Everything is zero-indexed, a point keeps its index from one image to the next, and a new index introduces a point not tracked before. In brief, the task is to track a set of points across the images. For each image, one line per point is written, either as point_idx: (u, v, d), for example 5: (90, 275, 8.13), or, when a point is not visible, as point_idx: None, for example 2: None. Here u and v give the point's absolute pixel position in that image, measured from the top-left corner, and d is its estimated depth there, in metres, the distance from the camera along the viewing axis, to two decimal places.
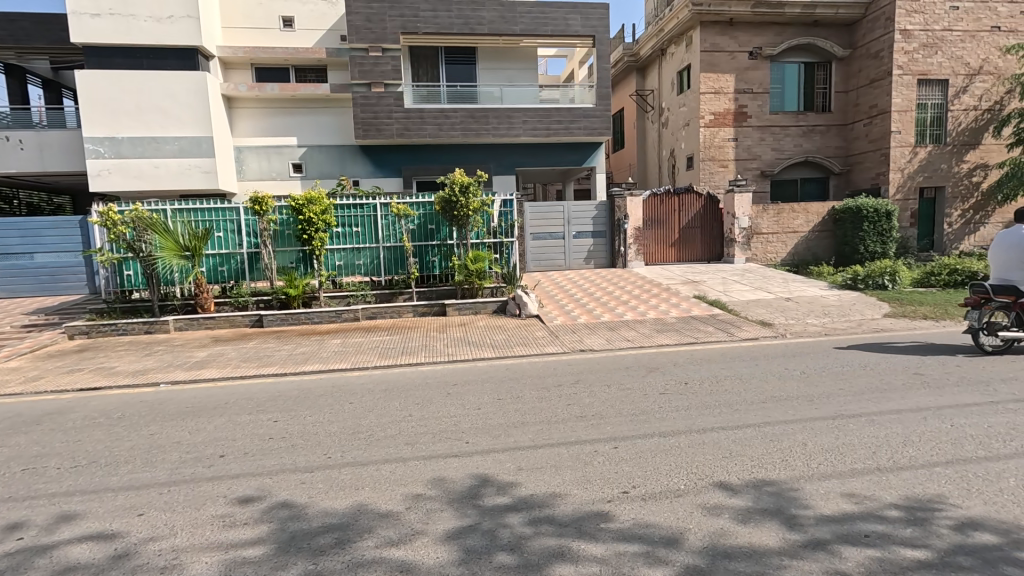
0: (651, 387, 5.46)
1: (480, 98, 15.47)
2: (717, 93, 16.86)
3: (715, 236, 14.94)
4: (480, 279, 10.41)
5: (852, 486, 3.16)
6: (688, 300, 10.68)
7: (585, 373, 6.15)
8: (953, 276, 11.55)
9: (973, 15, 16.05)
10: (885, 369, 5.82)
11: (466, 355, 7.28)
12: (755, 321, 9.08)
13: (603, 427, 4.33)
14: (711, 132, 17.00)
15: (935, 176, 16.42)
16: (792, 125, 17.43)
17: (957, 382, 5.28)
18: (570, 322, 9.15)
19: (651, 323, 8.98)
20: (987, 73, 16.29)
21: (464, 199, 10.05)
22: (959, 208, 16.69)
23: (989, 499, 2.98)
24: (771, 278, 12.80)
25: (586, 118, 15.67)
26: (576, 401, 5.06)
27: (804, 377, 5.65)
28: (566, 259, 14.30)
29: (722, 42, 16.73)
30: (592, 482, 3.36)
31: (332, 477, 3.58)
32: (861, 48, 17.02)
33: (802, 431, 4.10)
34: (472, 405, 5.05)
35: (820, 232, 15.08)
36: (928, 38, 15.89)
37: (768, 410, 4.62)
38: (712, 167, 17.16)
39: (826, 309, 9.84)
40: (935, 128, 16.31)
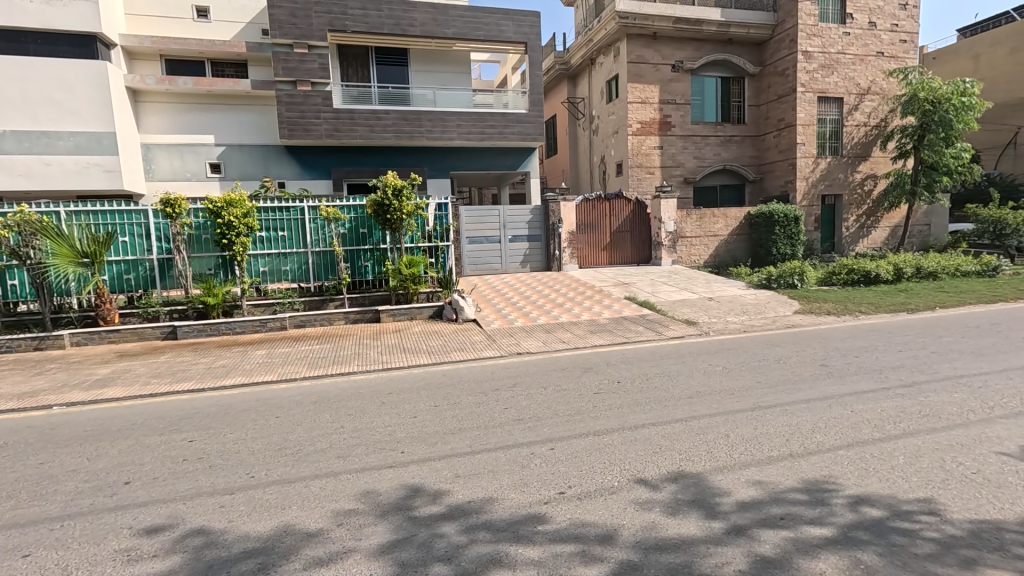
0: (585, 387, 5.58)
1: (413, 100, 15.23)
2: (643, 103, 17.64)
3: (644, 239, 15.58)
4: (415, 284, 10.20)
5: (767, 473, 3.39)
6: (619, 301, 11.05)
7: (522, 376, 6.18)
8: (850, 274, 12.78)
9: (863, 41, 17.87)
10: (796, 362, 6.32)
11: (402, 362, 7.10)
12: (682, 320, 9.57)
13: (539, 429, 4.37)
14: (638, 139, 17.74)
15: (834, 185, 18.12)
16: (711, 135, 18.57)
17: (856, 370, 5.83)
18: (507, 325, 9.20)
19: (585, 324, 9.20)
20: (875, 93, 18.20)
21: (398, 202, 9.81)
22: (855, 214, 18.51)
23: (881, 476, 3.29)
24: (695, 279, 13.54)
25: (520, 124, 15.87)
26: (513, 404, 5.08)
27: (726, 371, 6.02)
28: (502, 263, 14.37)
29: (646, 54, 17.54)
30: (530, 485, 3.37)
31: (254, 498, 3.34)
32: (770, 66, 18.46)
33: (723, 423, 4.34)
34: (408, 413, 4.94)
35: (738, 235, 16.15)
36: (825, 60, 17.54)
37: (693, 404, 4.87)
38: (640, 173, 17.90)
39: (744, 307, 10.56)
40: (834, 141, 18.00)
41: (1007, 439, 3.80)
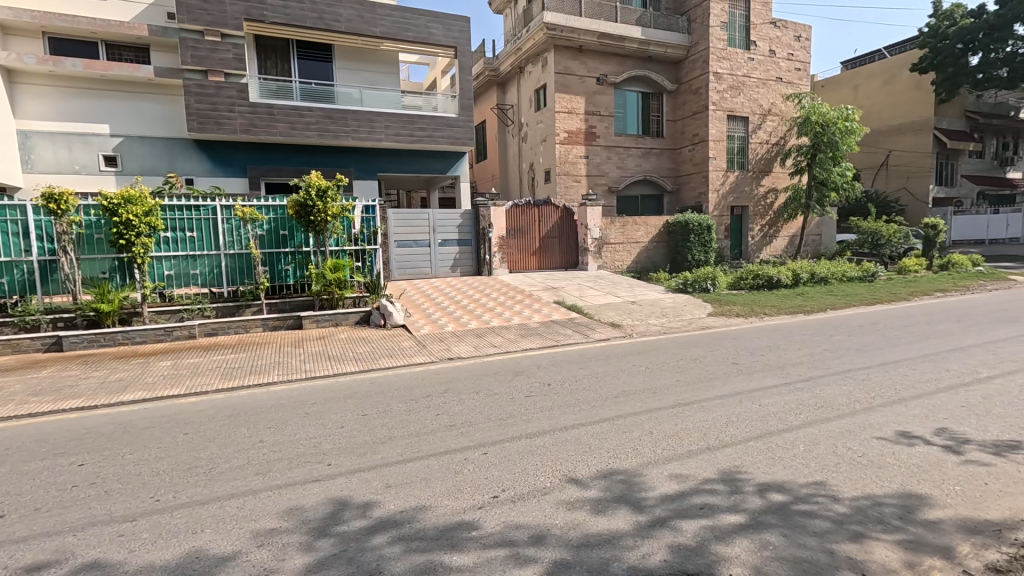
0: (516, 391, 5.63)
1: (338, 98, 14.69)
2: (569, 113, 18.19)
3: (572, 244, 16.04)
4: (341, 289, 9.80)
5: (687, 466, 3.60)
6: (549, 305, 11.29)
7: (454, 382, 6.12)
8: (756, 279, 13.92)
9: (765, 66, 19.61)
10: (712, 361, 6.78)
11: (327, 370, 6.79)
12: (608, 323, 9.96)
13: (472, 434, 4.35)
14: (566, 148, 18.25)
15: (741, 197, 19.69)
16: (633, 147, 19.52)
17: (763, 367, 6.36)
18: (438, 330, 9.08)
19: (516, 328, 9.29)
20: (775, 115, 20.01)
21: (322, 203, 9.39)
22: (759, 224, 20.24)
23: (785, 464, 3.60)
24: (620, 283, 14.14)
25: (449, 127, 15.78)
26: (445, 411, 5.01)
27: (648, 371, 6.35)
28: (432, 267, 14.17)
29: (573, 66, 18.14)
30: (463, 490, 3.34)
31: (160, 524, 3.05)
32: (685, 84, 19.74)
33: (647, 421, 4.55)
34: (334, 423, 4.73)
35: (657, 242, 17.06)
36: (733, 82, 19.07)
37: (620, 404, 5.08)
38: (568, 181, 18.42)
39: (665, 310, 11.18)
40: (741, 156, 19.57)
41: (886, 425, 4.31)
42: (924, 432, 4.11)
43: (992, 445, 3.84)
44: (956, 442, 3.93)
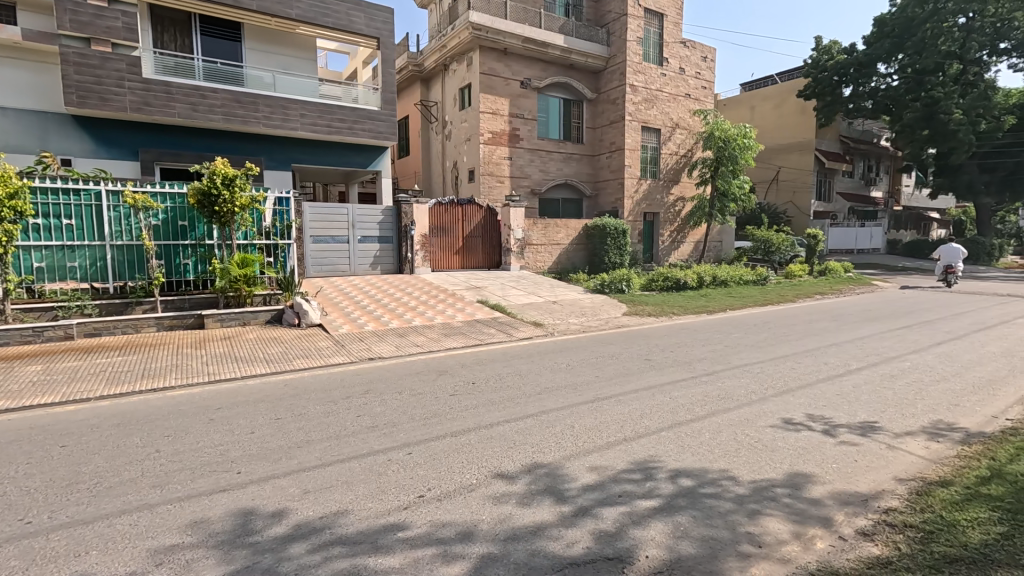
0: (440, 390, 5.59)
1: (247, 81, 13.71)
2: (493, 114, 18.32)
3: (494, 244, 16.19)
4: (249, 286, 9.16)
5: (605, 458, 3.77)
6: (472, 304, 11.30)
7: (375, 382, 5.95)
8: (665, 281, 14.88)
9: (675, 83, 21.01)
10: (627, 357, 7.15)
11: (234, 373, 6.29)
12: (530, 322, 10.16)
13: (396, 434, 4.25)
14: (490, 148, 18.34)
15: (654, 204, 20.94)
16: (555, 151, 20.05)
17: (672, 362, 6.83)
18: (356, 329, 8.74)
19: (439, 328, 9.19)
20: (684, 128, 21.49)
21: (229, 193, 8.68)
22: (668, 230, 21.65)
23: (693, 451, 3.89)
24: (541, 284, 14.46)
25: (370, 121, 15.28)
26: (366, 412, 4.85)
27: (569, 368, 6.56)
28: (350, 264, 13.63)
29: (498, 68, 18.29)
30: (387, 492, 3.27)
31: (34, 549, 2.67)
32: (604, 94, 20.64)
33: (569, 416, 4.71)
34: (244, 429, 4.41)
35: (577, 244, 17.65)
36: (647, 95, 20.24)
37: (542, 400, 5.21)
38: (491, 182, 18.53)
39: (583, 310, 11.64)
40: (653, 166, 20.83)
41: (776, 413, 4.80)
42: (806, 418, 4.63)
43: (859, 428, 4.42)
44: (830, 425, 4.47)
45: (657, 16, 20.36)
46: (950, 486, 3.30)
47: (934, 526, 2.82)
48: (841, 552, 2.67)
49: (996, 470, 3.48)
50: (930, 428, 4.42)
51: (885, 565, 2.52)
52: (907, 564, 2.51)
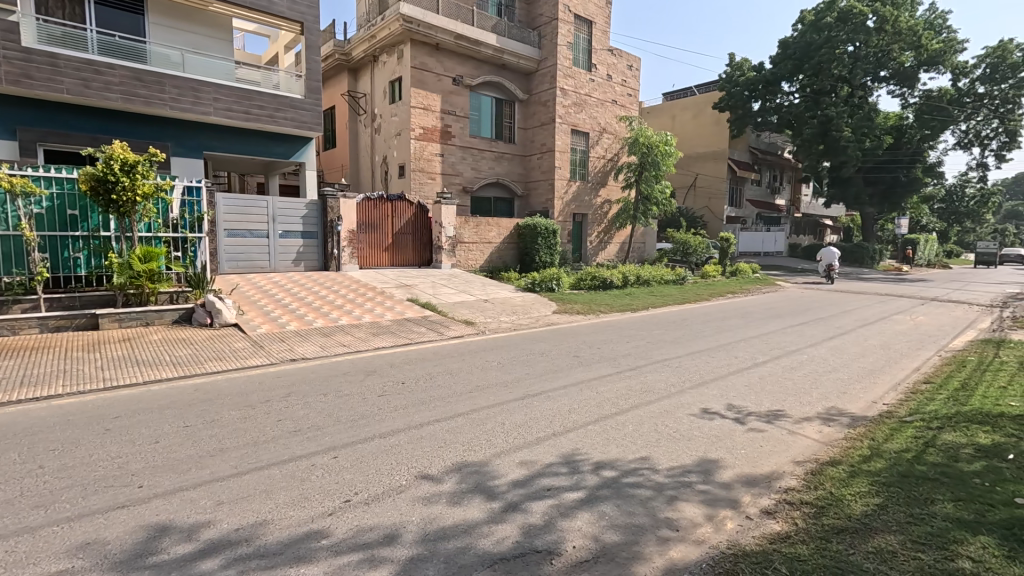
0: (369, 391, 5.44)
1: (151, 59, 12.52)
2: (425, 109, 18.02)
3: (425, 242, 15.97)
4: (153, 282, 8.40)
5: (534, 453, 3.84)
6: (402, 303, 11.04)
7: (298, 384, 5.67)
8: (593, 280, 15.37)
9: (603, 89, 21.79)
10: (556, 355, 7.32)
11: (135, 377, 5.73)
12: (461, 320, 10.12)
13: (320, 438, 4.08)
14: (421, 144, 18.02)
15: (582, 205, 21.57)
16: (486, 149, 20.07)
17: (599, 358, 7.08)
18: (276, 329, 8.27)
19: (367, 327, 8.91)
20: (611, 133, 22.32)
21: (129, 180, 7.87)
22: (596, 231, 22.39)
23: (618, 443, 4.07)
24: (473, 282, 14.42)
25: (293, 109, 14.51)
26: (287, 416, 4.61)
27: (500, 365, 6.62)
28: (269, 260, 12.86)
29: (429, 63, 18.01)
30: (310, 499, 3.13)
31: None
32: (535, 95, 20.96)
33: (500, 413, 4.75)
34: (148, 438, 4.04)
35: (508, 243, 17.79)
36: (577, 99, 20.80)
37: (474, 398, 5.22)
38: (422, 178, 18.21)
39: (515, 308, 11.77)
40: (582, 168, 21.44)
41: (693, 403, 5.13)
42: (719, 408, 4.98)
43: (764, 415, 4.82)
44: (740, 414, 4.84)
45: (586, 23, 20.99)
46: (838, 465, 3.68)
47: (824, 501, 3.14)
48: (747, 530, 2.90)
49: (875, 448, 3.93)
50: (824, 413, 4.91)
51: (784, 539, 2.77)
52: (803, 536, 2.77)
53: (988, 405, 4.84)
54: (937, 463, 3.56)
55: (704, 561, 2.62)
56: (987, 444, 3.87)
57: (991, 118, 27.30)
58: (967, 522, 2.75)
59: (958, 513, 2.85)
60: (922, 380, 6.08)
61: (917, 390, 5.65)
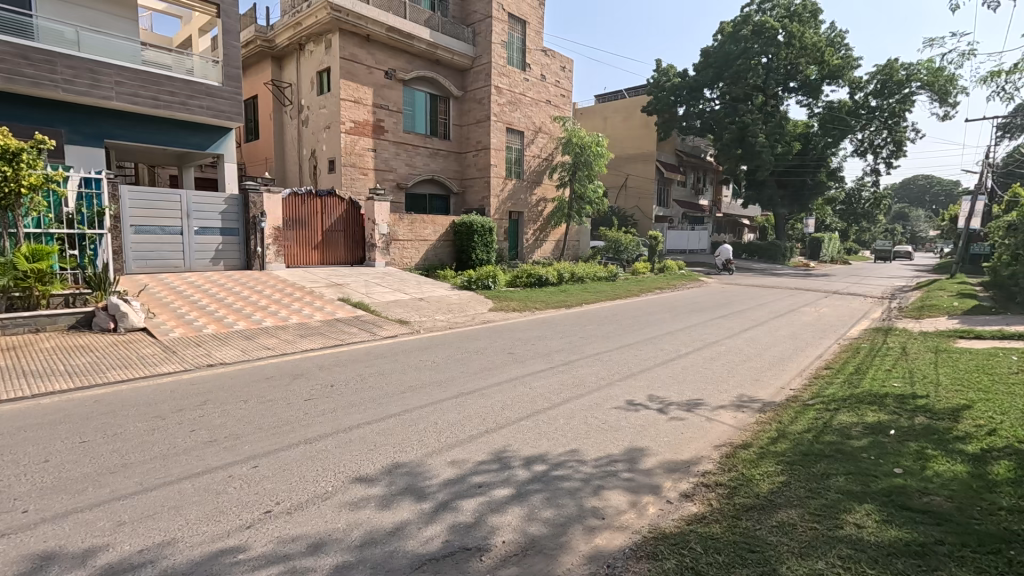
0: (294, 395, 5.19)
1: (41, 35, 11.23)
2: (355, 102, 17.43)
3: (357, 240, 15.51)
4: (45, 283, 7.55)
5: (466, 452, 3.83)
6: (332, 302, 10.64)
7: (215, 391, 5.31)
8: (529, 278, 15.57)
9: (536, 89, 22.08)
10: (491, 352, 7.35)
11: (21, 390, 5.13)
12: (395, 319, 9.92)
13: (240, 447, 3.85)
14: (352, 138, 17.42)
15: (518, 203, 21.75)
16: (421, 145, 19.73)
17: (533, 355, 7.19)
18: (192, 333, 7.71)
19: (294, 329, 8.50)
20: (545, 133, 22.67)
21: (13, 170, 7.03)
22: (532, 229, 22.67)
23: (549, 437, 4.14)
24: (408, 280, 14.16)
25: (209, 97, 13.55)
26: (202, 426, 4.31)
27: (435, 365, 6.55)
28: (184, 259, 11.96)
29: (359, 54, 17.43)
30: (226, 512, 2.94)
31: None
32: (470, 93, 20.86)
33: (432, 413, 4.70)
34: (37, 458, 3.64)
35: (444, 241, 17.61)
36: (511, 97, 20.94)
37: (407, 399, 5.13)
38: (353, 173, 17.61)
39: (450, 306, 11.69)
40: (517, 166, 21.62)
41: (621, 396, 5.33)
42: (644, 400, 5.21)
43: (685, 404, 5.10)
44: (663, 404, 5.10)
45: (520, 22, 21.15)
46: (749, 448, 3.97)
47: (736, 482, 3.37)
48: (668, 514, 3.06)
49: (781, 430, 4.28)
50: (738, 400, 5.28)
51: (700, 520, 2.94)
52: (716, 516, 2.96)
53: (876, 387, 5.39)
54: (832, 442, 3.92)
55: (627, 546, 2.73)
56: (875, 422, 4.31)
57: (882, 129, 30.36)
58: (855, 493, 3.06)
59: (848, 485, 3.16)
60: (823, 366, 6.69)
61: (818, 375, 6.21)
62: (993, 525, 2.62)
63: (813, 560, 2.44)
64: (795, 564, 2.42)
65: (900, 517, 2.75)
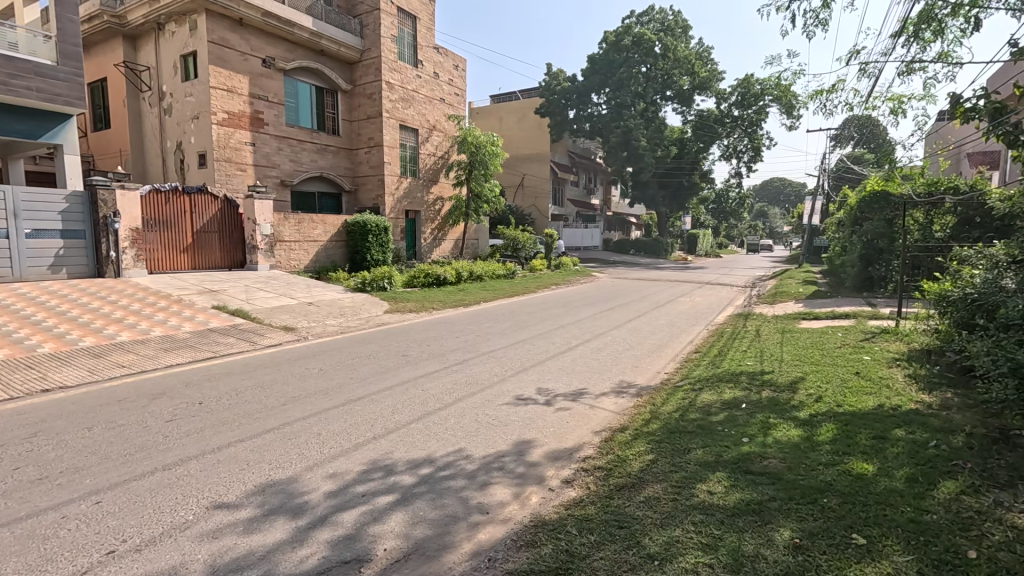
0: (154, 417, 4.65)
1: None
2: (229, 92, 15.95)
3: (235, 241, 14.29)
4: None
5: (349, 461, 3.69)
6: (206, 311, 9.66)
7: (50, 420, 4.58)
8: (426, 278, 15.36)
9: (429, 86, 21.79)
10: (384, 355, 7.14)
11: None
12: (279, 326, 9.25)
13: (80, 482, 3.37)
14: (225, 131, 15.93)
15: (415, 202, 21.34)
16: (306, 140, 18.59)
17: (427, 356, 7.10)
18: (23, 354, 6.58)
19: (157, 342, 7.59)
20: (440, 131, 22.46)
21: None
22: (430, 228, 22.38)
23: (437, 438, 4.14)
24: (295, 284, 13.29)
25: (40, 78, 11.61)
26: (30, 462, 3.69)
27: (321, 372, 6.21)
28: (13, 266, 10.14)
29: (231, 39, 15.96)
30: (56, 559, 2.56)
31: None
32: (359, 87, 20.03)
33: (315, 423, 4.47)
34: None
35: (336, 241, 16.75)
36: (403, 94, 20.47)
37: (288, 410, 4.82)
38: (229, 169, 16.12)
39: (343, 310, 11.17)
40: (412, 164, 21.20)
41: (511, 391, 5.46)
42: (533, 393, 5.38)
43: (570, 394, 5.36)
44: (550, 396, 5.30)
45: (410, 17, 20.71)
46: (625, 430, 4.26)
47: (611, 464, 3.61)
48: (549, 501, 3.19)
49: (654, 412, 4.66)
50: (618, 387, 5.66)
51: (578, 503, 3.10)
52: (592, 498, 3.14)
53: (733, 366, 6.07)
54: (695, 418, 4.35)
55: (509, 537, 2.80)
56: (730, 398, 4.85)
57: (743, 136, 34.11)
58: (710, 462, 3.42)
59: (705, 457, 3.52)
60: (693, 350, 7.38)
61: (688, 359, 6.86)
62: (814, 479, 3.07)
63: (671, 528, 2.69)
64: (656, 534, 2.64)
65: (744, 480, 3.12)
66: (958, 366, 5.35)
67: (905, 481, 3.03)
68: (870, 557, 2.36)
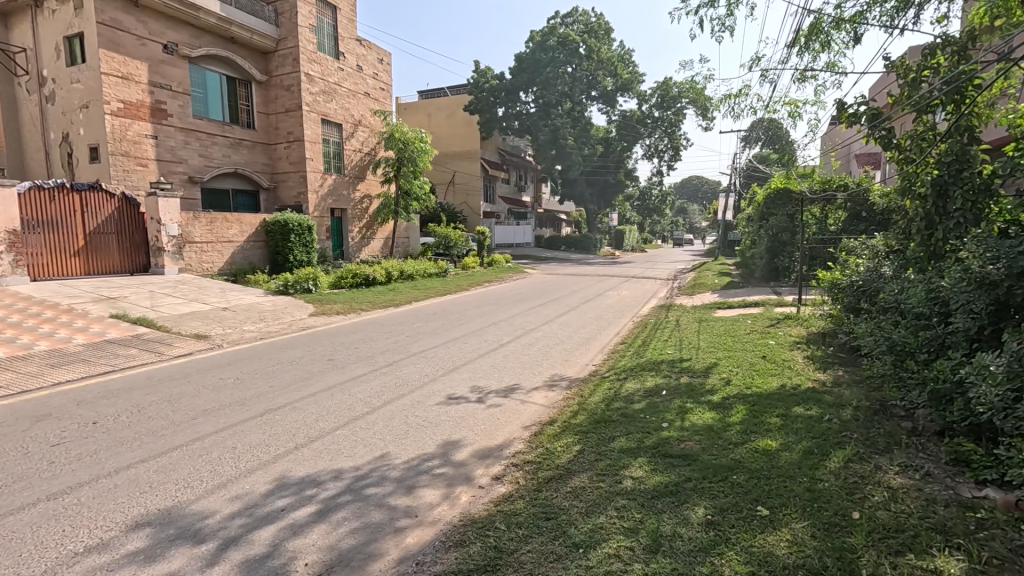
0: (38, 441, 4.14)
1: None
2: (124, 79, 14.51)
3: (136, 243, 13.10)
4: None
5: (267, 475, 3.49)
6: (103, 321, 8.74)
7: None
8: (354, 279, 14.83)
9: (352, 79, 21.01)
10: (308, 361, 6.81)
11: None
12: (190, 335, 8.57)
13: None
14: (121, 122, 14.48)
15: (340, 200, 20.53)
16: (217, 134, 17.32)
17: (354, 359, 6.86)
18: None
19: (42, 358, 6.77)
20: (365, 126, 21.73)
21: None
22: (357, 226, 21.65)
23: (364, 443, 4.02)
24: (209, 288, 12.36)
25: None
26: None
27: (238, 382, 5.82)
28: None
29: (125, 21, 14.51)
30: None
31: None
32: (275, 77, 18.92)
33: (231, 436, 4.19)
34: None
35: (254, 241, 15.76)
36: (324, 86, 19.59)
37: (199, 424, 4.47)
38: (127, 164, 14.69)
39: (263, 314, 10.52)
40: (336, 160, 20.38)
41: (442, 390, 5.40)
42: (465, 392, 5.35)
43: (502, 391, 5.39)
44: (481, 394, 5.30)
45: (330, 7, 19.81)
46: (554, 423, 4.34)
47: (540, 457, 3.66)
48: (478, 499, 3.18)
49: (581, 403, 4.78)
50: (548, 381, 5.77)
51: (507, 499, 3.11)
52: (521, 493, 3.16)
53: (656, 355, 6.37)
54: (618, 408, 4.51)
55: (437, 538, 2.76)
56: (651, 386, 5.09)
57: (663, 136, 35.79)
58: (633, 449, 3.56)
59: (627, 444, 3.66)
60: (619, 342, 7.66)
61: (616, 350, 7.11)
62: (724, 458, 3.29)
63: (596, 515, 2.77)
64: (582, 523, 2.71)
65: (662, 464, 3.28)
66: (848, 346, 5.94)
67: (803, 454, 3.32)
68: (771, 526, 2.56)
